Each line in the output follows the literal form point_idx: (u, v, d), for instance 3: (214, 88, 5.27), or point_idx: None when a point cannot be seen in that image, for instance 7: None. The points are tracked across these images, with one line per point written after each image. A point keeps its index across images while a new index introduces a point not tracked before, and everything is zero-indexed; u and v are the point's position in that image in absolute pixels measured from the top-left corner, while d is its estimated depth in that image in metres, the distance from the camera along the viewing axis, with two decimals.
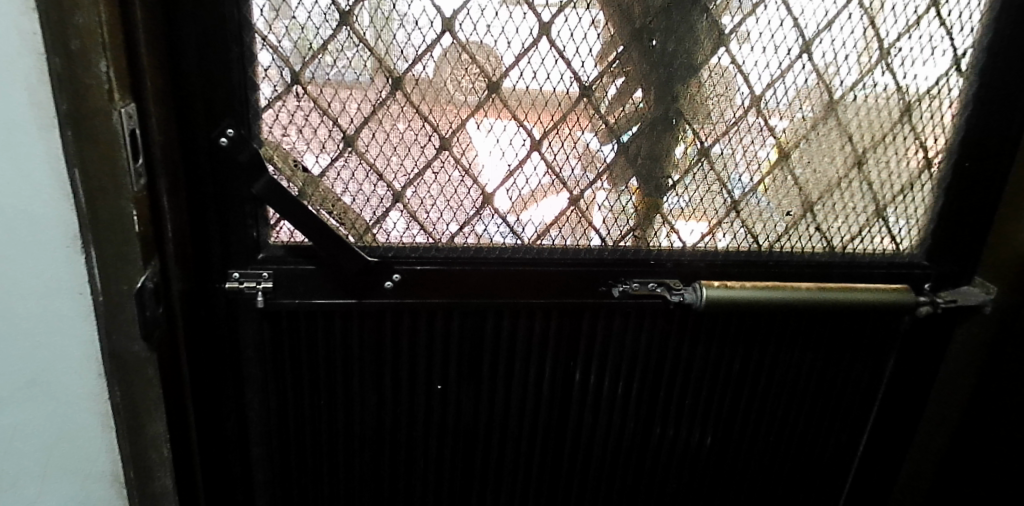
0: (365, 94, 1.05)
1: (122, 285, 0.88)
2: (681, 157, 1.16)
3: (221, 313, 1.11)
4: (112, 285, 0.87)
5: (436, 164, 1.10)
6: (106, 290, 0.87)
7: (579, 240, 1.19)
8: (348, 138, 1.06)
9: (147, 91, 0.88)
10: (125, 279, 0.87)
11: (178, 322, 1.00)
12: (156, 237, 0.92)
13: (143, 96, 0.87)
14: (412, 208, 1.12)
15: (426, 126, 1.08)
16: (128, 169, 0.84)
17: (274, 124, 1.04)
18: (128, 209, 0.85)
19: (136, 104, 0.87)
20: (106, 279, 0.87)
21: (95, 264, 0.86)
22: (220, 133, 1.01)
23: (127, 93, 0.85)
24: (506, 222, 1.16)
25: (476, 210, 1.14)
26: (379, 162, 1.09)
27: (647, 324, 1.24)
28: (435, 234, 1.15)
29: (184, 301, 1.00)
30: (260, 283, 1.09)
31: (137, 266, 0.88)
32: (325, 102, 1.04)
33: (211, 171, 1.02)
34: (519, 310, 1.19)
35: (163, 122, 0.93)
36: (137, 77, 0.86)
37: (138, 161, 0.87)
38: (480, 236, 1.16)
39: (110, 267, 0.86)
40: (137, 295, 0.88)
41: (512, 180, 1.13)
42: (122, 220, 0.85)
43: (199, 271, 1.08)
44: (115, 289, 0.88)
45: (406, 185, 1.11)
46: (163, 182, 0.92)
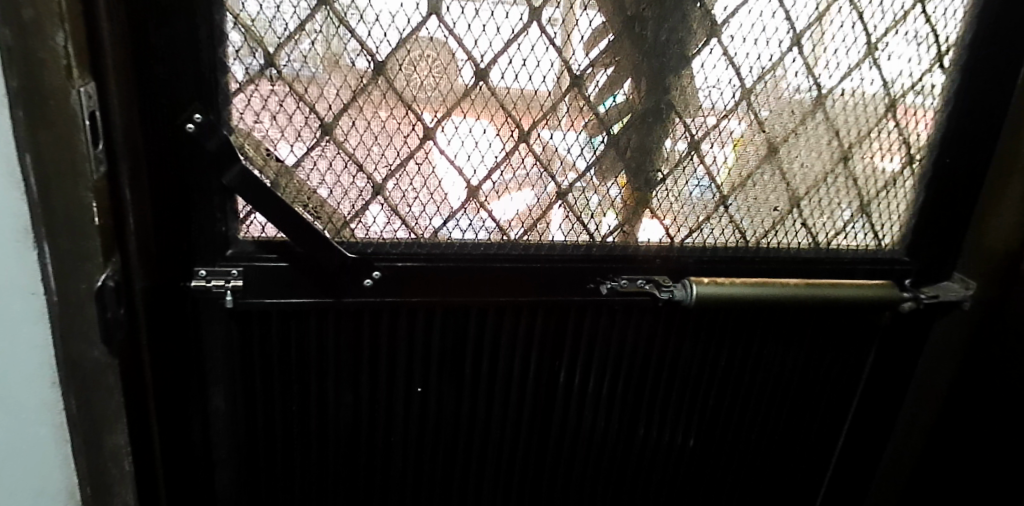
0: (344, 79, 0.98)
1: (82, 282, 0.80)
2: (670, 150, 1.13)
3: (185, 313, 1.03)
4: (69, 284, 0.79)
5: (419, 155, 1.04)
6: (62, 290, 0.79)
7: (564, 235, 1.15)
8: (326, 126, 1.00)
9: (107, 71, 0.80)
10: (84, 278, 0.80)
11: (140, 325, 0.92)
12: (117, 230, 0.84)
13: (103, 74, 0.79)
14: (393, 202, 1.06)
15: (409, 114, 1.02)
16: (89, 155, 0.77)
17: (245, 109, 0.97)
18: (89, 199, 0.77)
19: (95, 85, 0.78)
20: (63, 278, 0.78)
21: (50, 261, 0.77)
22: (186, 119, 0.93)
23: (86, 71, 0.77)
24: (491, 217, 1.11)
25: (460, 204, 1.09)
26: (359, 153, 1.02)
27: (633, 323, 1.20)
28: (418, 229, 1.09)
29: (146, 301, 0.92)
30: (229, 282, 1.01)
31: (98, 262, 0.80)
32: (301, 86, 0.97)
33: (175, 160, 0.94)
34: (503, 308, 1.14)
35: (122, 106, 0.84)
36: (97, 55, 0.79)
37: (99, 146, 0.79)
38: (463, 231, 1.11)
39: (67, 264, 0.78)
40: (98, 295, 0.81)
41: (498, 172, 1.08)
42: (80, 212, 0.77)
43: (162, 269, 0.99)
44: (72, 289, 0.79)
45: (387, 177, 1.05)
46: (124, 169, 0.84)
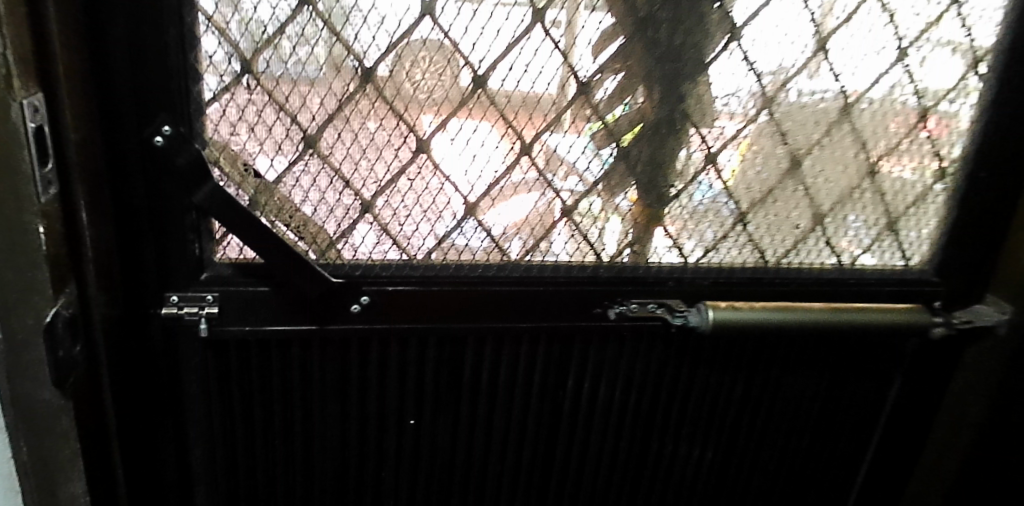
0: (329, 87, 0.89)
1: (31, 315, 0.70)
2: (684, 164, 1.05)
3: (157, 343, 0.94)
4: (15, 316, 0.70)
5: (412, 169, 0.95)
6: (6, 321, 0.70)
7: (569, 255, 1.06)
8: (309, 138, 0.90)
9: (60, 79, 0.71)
10: (32, 310, 0.70)
11: (101, 358, 0.83)
12: (71, 257, 0.75)
13: (54, 86, 0.70)
14: (383, 220, 0.97)
15: (401, 125, 0.92)
16: (33, 175, 0.67)
17: (219, 120, 0.88)
18: (34, 225, 0.68)
19: (45, 94, 0.70)
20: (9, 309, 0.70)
21: None
22: (154, 131, 0.84)
23: (33, 80, 0.68)
24: (490, 236, 1.02)
25: (456, 222, 1.00)
26: (345, 168, 0.93)
27: (643, 350, 1.12)
28: (410, 250, 1.00)
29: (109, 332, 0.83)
30: (204, 309, 0.93)
31: (46, 295, 0.71)
32: (281, 95, 0.88)
33: (142, 176, 0.85)
34: (503, 335, 1.06)
35: (77, 117, 0.76)
36: (46, 64, 0.69)
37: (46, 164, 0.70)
38: (460, 251, 1.02)
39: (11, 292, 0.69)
40: (47, 332, 0.71)
41: (497, 187, 0.99)
42: (26, 237, 0.68)
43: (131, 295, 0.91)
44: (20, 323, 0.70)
45: (376, 193, 0.95)
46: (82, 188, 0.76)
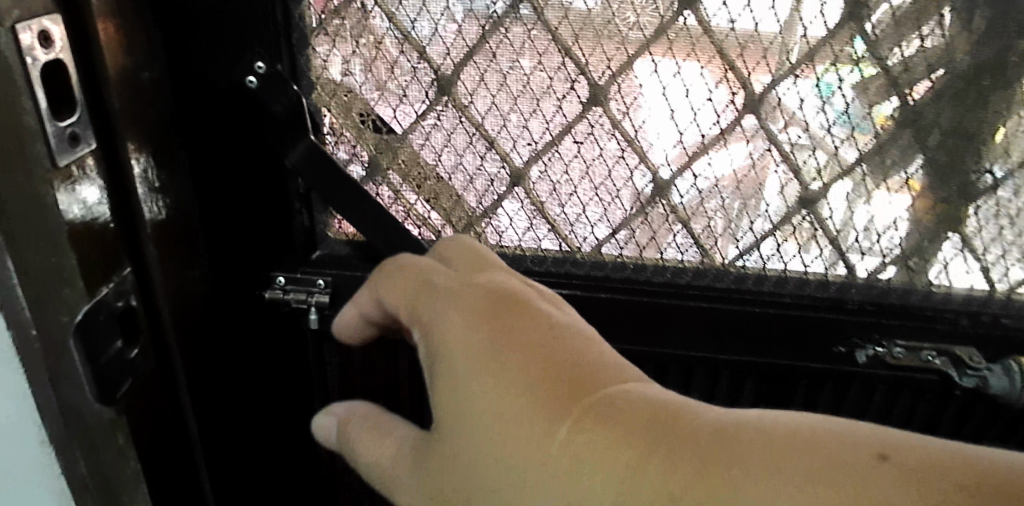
0: (469, 7, 0.62)
1: (61, 315, 0.51)
2: (1012, 138, 0.67)
3: (260, 338, 0.75)
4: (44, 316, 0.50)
5: (581, 129, 0.67)
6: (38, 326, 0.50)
7: (806, 268, 0.74)
8: (442, 81, 0.65)
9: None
10: (65, 307, 0.51)
11: (174, 357, 0.63)
12: (106, 236, 0.54)
13: (82, 18, 0.50)
14: (538, 198, 0.70)
15: (568, 63, 0.64)
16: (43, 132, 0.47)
17: (328, 53, 0.64)
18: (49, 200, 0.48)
19: (65, 19, 0.49)
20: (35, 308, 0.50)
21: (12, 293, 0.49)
22: (246, 69, 0.63)
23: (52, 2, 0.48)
24: (686, 228, 0.71)
25: (638, 208, 0.70)
26: (490, 123, 0.67)
27: (901, 406, 0.79)
28: (575, 239, 0.72)
29: (189, 331, 0.65)
30: (312, 297, 0.72)
31: (77, 287, 0.51)
32: (406, 19, 0.62)
33: (232, 130, 0.65)
34: (696, 367, 0.76)
35: (131, 52, 0.56)
36: None
37: (71, 119, 0.50)
38: (642, 246, 0.72)
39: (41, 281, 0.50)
40: (80, 329, 0.52)
41: (702, 161, 0.68)
42: (44, 211, 0.48)
43: (229, 279, 0.71)
44: (50, 324, 0.51)
45: (530, 160, 0.68)
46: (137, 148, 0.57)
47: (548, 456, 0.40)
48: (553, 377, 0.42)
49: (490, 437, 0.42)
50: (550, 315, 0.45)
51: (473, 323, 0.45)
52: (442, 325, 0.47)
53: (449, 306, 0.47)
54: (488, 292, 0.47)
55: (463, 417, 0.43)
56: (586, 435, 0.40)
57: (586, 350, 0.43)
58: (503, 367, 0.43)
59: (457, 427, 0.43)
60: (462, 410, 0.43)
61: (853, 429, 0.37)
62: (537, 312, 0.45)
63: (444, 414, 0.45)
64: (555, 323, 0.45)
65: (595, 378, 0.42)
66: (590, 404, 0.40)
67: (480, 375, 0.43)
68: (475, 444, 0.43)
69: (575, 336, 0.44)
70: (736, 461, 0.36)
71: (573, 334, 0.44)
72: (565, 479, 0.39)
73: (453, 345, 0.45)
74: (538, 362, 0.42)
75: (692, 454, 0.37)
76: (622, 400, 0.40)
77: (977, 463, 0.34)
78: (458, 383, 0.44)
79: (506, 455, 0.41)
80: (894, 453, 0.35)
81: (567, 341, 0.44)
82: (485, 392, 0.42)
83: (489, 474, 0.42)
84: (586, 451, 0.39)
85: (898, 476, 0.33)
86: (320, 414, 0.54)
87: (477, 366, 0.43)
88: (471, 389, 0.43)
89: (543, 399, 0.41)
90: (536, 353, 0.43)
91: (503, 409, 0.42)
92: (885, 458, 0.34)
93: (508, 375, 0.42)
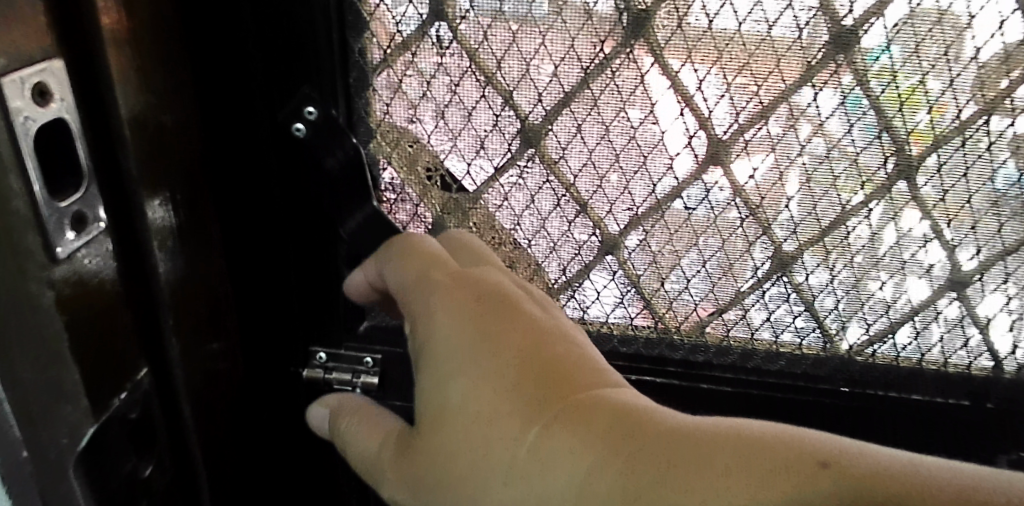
0: (569, 45, 0.50)
1: (61, 436, 0.39)
2: None
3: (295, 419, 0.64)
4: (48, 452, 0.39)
5: (694, 194, 0.55)
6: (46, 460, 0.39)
7: (946, 360, 0.62)
8: (529, 131, 0.53)
9: (104, 32, 0.38)
10: (61, 431, 0.39)
11: (197, 463, 0.51)
12: (120, 336, 0.43)
13: (89, 63, 0.38)
14: (634, 270, 0.58)
15: (686, 116, 0.52)
16: (34, 221, 0.35)
17: (392, 95, 0.52)
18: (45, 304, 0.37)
19: (69, 65, 0.37)
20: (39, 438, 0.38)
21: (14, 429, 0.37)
22: (293, 113, 0.51)
23: (53, 45, 0.36)
24: (810, 311, 0.60)
25: (755, 283, 0.58)
26: (584, 182, 0.55)
27: None
28: (674, 318, 0.61)
29: (214, 432, 0.53)
30: (359, 378, 0.60)
31: (79, 404, 0.40)
32: (491, 58, 0.51)
33: (274, 182, 0.54)
34: None
35: (155, 94, 0.44)
36: (75, 17, 0.37)
37: (72, 199, 0.38)
38: (754, 327, 0.61)
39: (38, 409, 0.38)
40: (81, 459, 0.41)
41: (836, 234, 0.57)
42: (42, 318, 0.37)
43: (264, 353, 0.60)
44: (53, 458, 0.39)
45: (627, 227, 0.57)
46: (173, 200, 0.46)
47: (520, 450, 0.40)
48: (534, 376, 0.42)
49: (467, 427, 0.42)
50: (541, 319, 0.46)
51: (465, 318, 0.46)
52: (435, 322, 0.46)
53: (444, 300, 0.47)
54: (484, 289, 0.47)
55: (446, 409, 0.44)
56: (555, 434, 0.39)
57: (576, 350, 0.44)
58: (487, 361, 0.43)
59: (438, 419, 0.44)
60: (446, 396, 0.44)
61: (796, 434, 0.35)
62: (551, 304, 0.49)
63: (431, 402, 0.45)
64: (545, 327, 0.45)
65: (577, 373, 0.42)
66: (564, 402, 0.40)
67: (469, 365, 0.44)
68: (457, 433, 0.43)
69: (567, 341, 0.45)
70: (687, 459, 0.36)
71: (567, 338, 0.45)
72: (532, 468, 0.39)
73: (442, 336, 0.46)
74: (522, 361, 0.43)
75: (648, 449, 0.37)
76: (595, 400, 0.40)
77: (913, 474, 0.32)
78: (444, 369, 0.45)
79: (482, 447, 0.42)
80: (842, 461, 0.33)
81: (559, 338, 0.45)
82: (470, 385, 0.43)
83: (463, 464, 0.42)
84: (552, 449, 0.39)
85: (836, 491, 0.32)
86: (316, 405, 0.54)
87: (463, 352, 0.44)
88: (456, 384, 0.44)
89: (523, 394, 0.41)
90: (522, 355, 0.43)
91: (484, 402, 0.42)
92: (826, 467, 0.33)
93: (493, 368, 0.43)
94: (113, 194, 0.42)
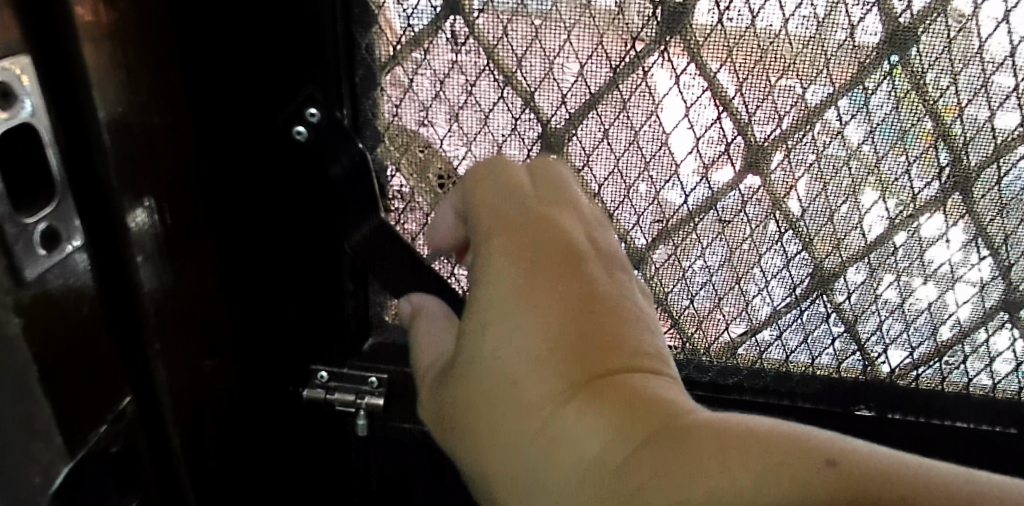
0: (598, 41, 0.46)
1: (32, 475, 0.34)
2: None
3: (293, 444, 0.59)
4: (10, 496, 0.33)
5: (730, 205, 0.51)
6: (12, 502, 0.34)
7: (994, 384, 0.57)
8: (551, 136, 0.49)
9: (81, 28, 0.34)
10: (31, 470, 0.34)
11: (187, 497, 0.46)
12: (99, 363, 0.38)
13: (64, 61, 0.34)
14: (662, 287, 0.54)
15: (723, 120, 0.48)
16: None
17: (402, 95, 0.48)
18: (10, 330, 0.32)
19: (38, 63, 0.33)
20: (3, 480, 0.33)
21: None
22: (293, 114, 0.47)
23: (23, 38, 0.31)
24: (850, 332, 0.56)
25: (792, 301, 0.54)
26: (610, 192, 0.51)
27: None
28: (703, 338, 0.56)
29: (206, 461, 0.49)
30: (363, 399, 0.56)
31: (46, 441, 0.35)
32: (511, 56, 0.46)
33: (275, 189, 0.49)
34: None
35: (140, 95, 0.39)
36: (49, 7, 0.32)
37: (43, 211, 0.33)
38: (791, 349, 0.57)
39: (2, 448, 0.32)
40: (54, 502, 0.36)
41: (882, 250, 0.52)
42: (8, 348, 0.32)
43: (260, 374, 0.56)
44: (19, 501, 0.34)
45: (656, 239, 0.52)
46: (159, 210, 0.41)
47: (540, 413, 0.35)
48: (575, 337, 0.36)
49: (501, 380, 0.37)
50: (598, 278, 0.39)
51: (518, 267, 0.39)
52: (483, 264, 0.41)
53: (497, 241, 0.41)
54: (548, 237, 0.41)
55: (482, 357, 0.39)
56: (579, 406, 0.34)
57: (629, 322, 0.37)
58: (531, 316, 0.37)
59: (476, 368, 0.39)
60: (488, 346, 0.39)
61: (803, 431, 0.29)
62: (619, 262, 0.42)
63: (471, 350, 0.40)
64: (600, 289, 0.38)
65: (626, 349, 0.36)
66: (599, 374, 0.34)
67: (517, 316, 0.38)
68: (494, 384, 0.38)
69: (627, 312, 0.38)
70: (695, 453, 0.29)
71: (628, 307, 0.38)
72: (546, 442, 0.34)
73: (492, 284, 0.40)
74: (567, 315, 0.37)
75: (661, 438, 0.30)
76: (640, 381, 0.34)
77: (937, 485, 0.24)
78: (490, 314, 0.39)
79: (508, 403, 0.37)
80: (847, 463, 0.26)
81: (618, 307, 0.38)
82: (517, 333, 0.37)
83: (487, 414, 0.38)
84: (569, 421, 0.34)
85: (833, 493, 0.25)
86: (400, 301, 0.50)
87: (511, 301, 0.38)
88: (496, 331, 0.38)
89: (556, 357, 0.36)
90: (569, 311, 0.37)
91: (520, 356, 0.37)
92: (830, 465, 0.26)
93: (537, 322, 0.37)
94: (88, 205, 0.37)
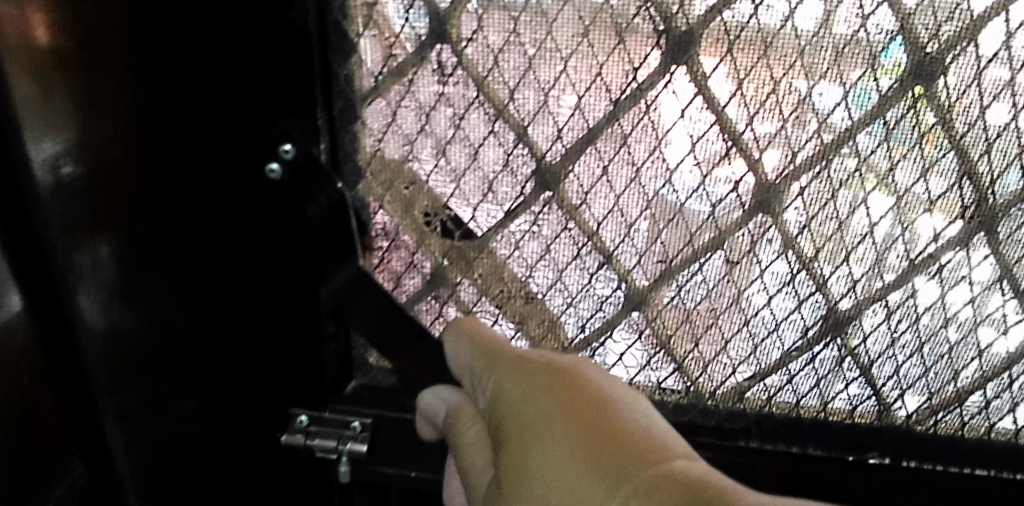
0: (597, 72, 0.42)
1: None
2: None
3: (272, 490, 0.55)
4: None
5: (739, 245, 0.47)
6: None
7: (1017, 431, 0.53)
8: (546, 172, 0.45)
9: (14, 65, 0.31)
10: None
11: None
12: (32, 416, 0.38)
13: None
14: (664, 329, 0.51)
15: (732, 156, 0.44)
16: None
17: (385, 128, 0.44)
18: None
19: None
20: None
21: None
22: (266, 150, 0.43)
23: None
24: (865, 376, 0.52)
25: (804, 345, 0.51)
26: (610, 231, 0.47)
27: None
28: (708, 380, 0.53)
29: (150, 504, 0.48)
30: (345, 444, 0.51)
31: None
32: (503, 87, 0.43)
33: (249, 232, 0.45)
34: None
35: (94, 139, 0.36)
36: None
37: None
38: (801, 393, 0.53)
39: None
40: None
41: (901, 292, 0.49)
42: None
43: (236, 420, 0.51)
44: None
45: (658, 280, 0.49)
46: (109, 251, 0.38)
47: None
48: (604, 448, 0.38)
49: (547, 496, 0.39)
50: (609, 390, 0.42)
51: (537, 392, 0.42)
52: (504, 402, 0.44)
53: (511, 373, 0.44)
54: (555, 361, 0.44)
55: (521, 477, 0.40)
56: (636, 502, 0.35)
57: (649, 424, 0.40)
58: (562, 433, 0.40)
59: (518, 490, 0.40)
60: (524, 468, 0.40)
61: None
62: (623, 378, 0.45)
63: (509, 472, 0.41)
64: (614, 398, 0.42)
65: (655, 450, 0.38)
66: (638, 473, 0.36)
67: (548, 436, 0.40)
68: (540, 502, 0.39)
69: (641, 416, 0.41)
70: None
71: (642, 411, 0.41)
72: None
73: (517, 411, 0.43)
74: (593, 427, 0.40)
75: None
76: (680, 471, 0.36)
77: None
78: (520, 438, 0.41)
79: None
80: None
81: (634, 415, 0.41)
82: (552, 450, 0.40)
83: None
84: None
85: None
86: (422, 396, 0.49)
87: (539, 424, 0.41)
88: (524, 451, 0.40)
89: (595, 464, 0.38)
90: (590, 427, 0.40)
91: (551, 468, 0.39)
92: None
93: (568, 437, 0.39)
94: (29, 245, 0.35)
